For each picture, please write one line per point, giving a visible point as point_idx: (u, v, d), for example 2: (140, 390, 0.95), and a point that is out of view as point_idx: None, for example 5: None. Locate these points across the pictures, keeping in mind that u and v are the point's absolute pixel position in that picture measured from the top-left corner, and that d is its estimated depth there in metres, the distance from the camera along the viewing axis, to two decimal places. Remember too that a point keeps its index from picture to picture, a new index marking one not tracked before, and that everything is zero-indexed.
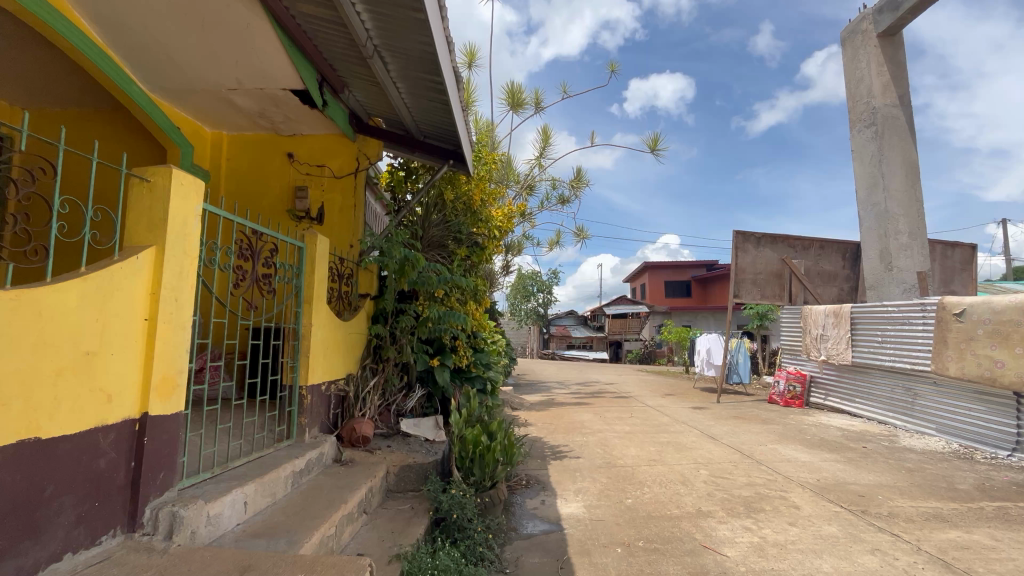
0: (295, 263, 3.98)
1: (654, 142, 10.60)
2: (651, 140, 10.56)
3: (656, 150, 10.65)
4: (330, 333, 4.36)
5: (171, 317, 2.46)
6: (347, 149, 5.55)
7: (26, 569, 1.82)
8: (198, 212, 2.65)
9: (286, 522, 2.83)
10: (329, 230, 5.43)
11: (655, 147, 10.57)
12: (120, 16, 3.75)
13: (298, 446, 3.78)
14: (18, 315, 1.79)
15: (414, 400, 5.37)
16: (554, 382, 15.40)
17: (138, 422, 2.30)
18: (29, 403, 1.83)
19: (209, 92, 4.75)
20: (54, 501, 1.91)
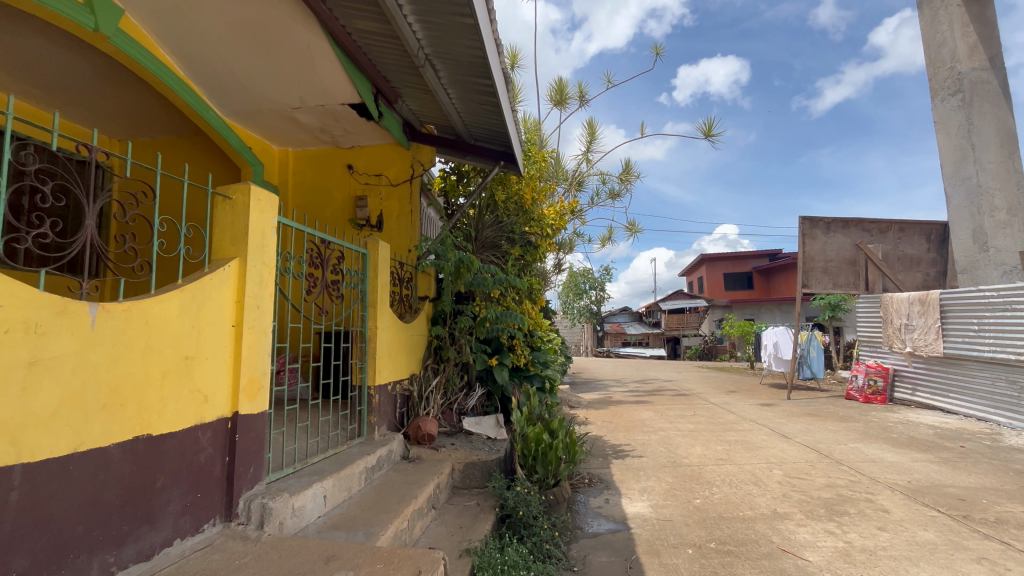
0: (360, 269, 4.18)
1: (708, 127, 10.19)
2: (705, 126, 10.16)
3: (711, 135, 10.23)
4: (393, 335, 4.54)
5: (255, 323, 2.67)
6: (402, 157, 5.74)
7: (145, 553, 2.02)
8: (274, 225, 2.85)
9: (362, 515, 2.97)
10: (388, 236, 5.65)
11: (709, 132, 10.17)
12: (197, 47, 4.10)
13: (368, 443, 3.97)
14: (130, 324, 1.98)
15: (474, 399, 5.48)
16: (611, 380, 15.13)
17: (231, 420, 2.51)
18: (141, 403, 2.02)
19: (276, 113, 5.07)
20: (164, 492, 2.11)
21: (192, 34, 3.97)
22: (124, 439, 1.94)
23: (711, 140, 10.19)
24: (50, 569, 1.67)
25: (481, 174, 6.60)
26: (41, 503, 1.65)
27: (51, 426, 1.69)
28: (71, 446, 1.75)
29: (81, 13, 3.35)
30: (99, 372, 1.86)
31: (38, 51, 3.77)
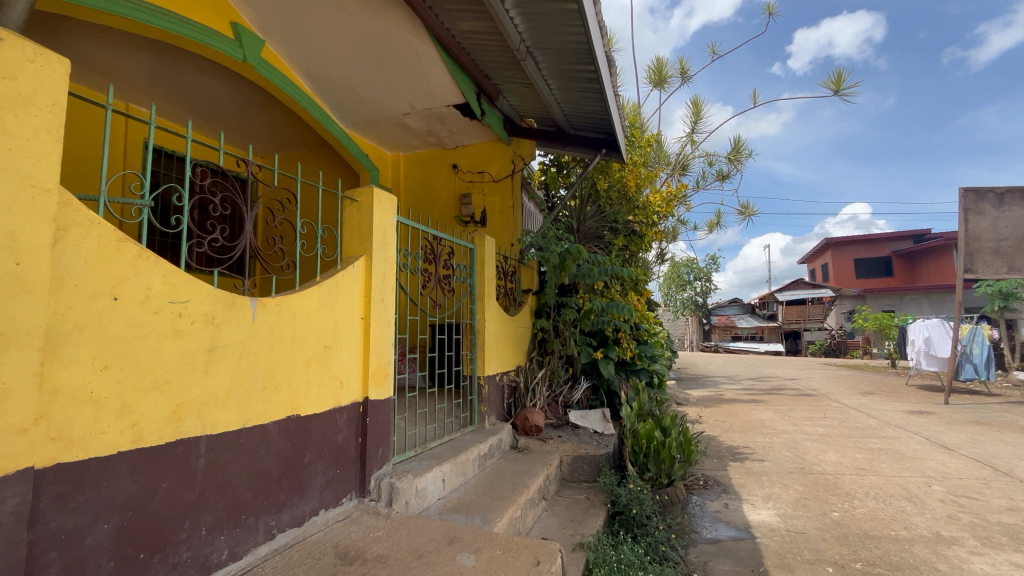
0: (468, 264, 4.33)
1: (838, 80, 8.95)
2: (836, 79, 8.93)
3: (842, 90, 8.98)
4: (499, 328, 4.65)
5: (380, 315, 2.88)
6: (503, 153, 5.84)
7: (298, 519, 2.27)
8: (395, 225, 3.04)
9: (478, 501, 3.09)
10: (492, 232, 5.80)
11: (840, 86, 8.93)
12: (322, 65, 4.51)
13: (480, 432, 4.11)
14: (281, 316, 2.22)
15: (580, 392, 5.42)
16: (722, 376, 14.10)
17: (362, 405, 2.74)
18: (291, 387, 2.27)
19: (389, 120, 5.42)
20: (311, 466, 2.36)
21: (318, 53, 4.37)
22: (279, 418, 2.19)
23: (843, 95, 8.93)
24: (228, 527, 1.94)
25: (581, 164, 6.49)
26: (220, 470, 1.91)
27: (226, 403, 1.95)
28: (240, 422, 2.01)
29: (232, 47, 3.87)
30: (259, 359, 2.11)
31: (201, 84, 4.41)
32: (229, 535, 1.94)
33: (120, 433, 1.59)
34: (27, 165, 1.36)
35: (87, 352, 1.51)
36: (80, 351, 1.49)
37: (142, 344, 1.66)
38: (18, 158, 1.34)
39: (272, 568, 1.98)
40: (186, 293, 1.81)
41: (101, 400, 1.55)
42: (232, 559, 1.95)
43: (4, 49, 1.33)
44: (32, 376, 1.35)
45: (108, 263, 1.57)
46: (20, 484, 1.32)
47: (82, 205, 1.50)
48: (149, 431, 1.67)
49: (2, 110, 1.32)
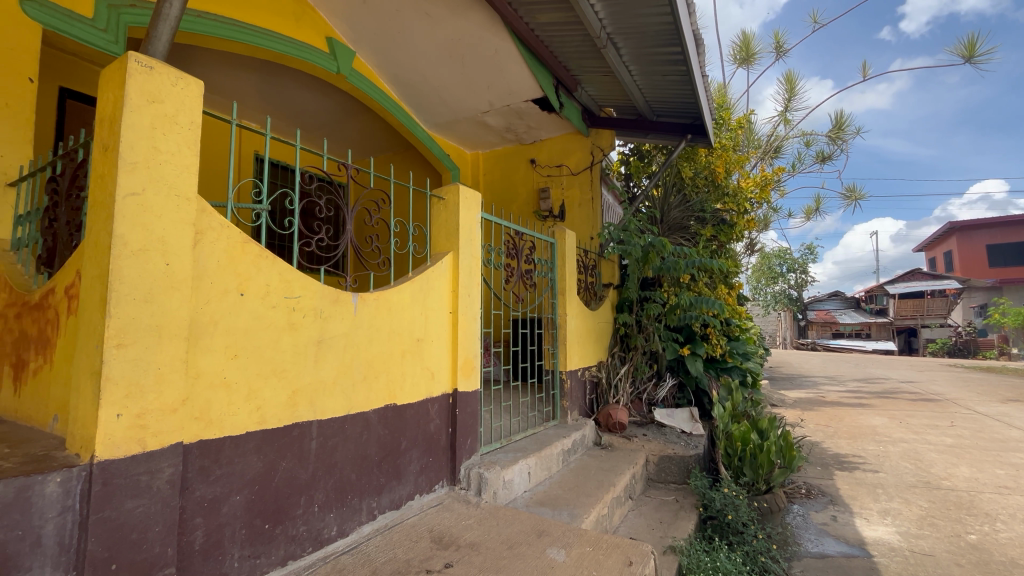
0: (549, 258, 4.32)
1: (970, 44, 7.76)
2: (967, 45, 7.75)
3: (974, 57, 7.76)
4: (580, 323, 4.60)
5: (467, 310, 2.96)
6: (582, 145, 5.74)
7: (396, 502, 2.40)
8: (480, 221, 3.10)
9: (564, 496, 3.07)
10: (571, 226, 5.74)
11: (972, 53, 7.73)
12: (407, 71, 4.71)
13: (562, 427, 4.09)
14: (379, 311, 2.35)
15: (665, 390, 5.20)
16: (822, 377, 12.89)
17: (452, 396, 2.84)
18: (388, 377, 2.40)
19: (469, 120, 5.54)
20: (407, 453, 2.48)
21: (403, 59, 4.57)
22: (378, 406, 2.32)
23: (974, 63, 7.72)
24: (337, 505, 2.09)
25: (664, 152, 6.20)
26: (329, 452, 2.07)
27: (334, 390, 2.11)
28: (345, 408, 2.15)
29: (328, 61, 4.16)
30: (361, 350, 2.25)
31: (301, 97, 4.79)
32: (338, 513, 2.09)
33: (247, 416, 1.76)
34: (173, 177, 1.54)
35: (221, 342, 1.70)
36: (216, 341, 1.68)
37: (264, 335, 1.83)
38: (166, 171, 1.53)
39: (375, 547, 2.11)
40: (299, 288, 1.97)
41: (232, 385, 1.72)
42: (341, 535, 2.10)
43: (152, 75, 1.51)
44: (180, 363, 1.54)
45: (236, 262, 1.74)
46: (172, 457, 1.51)
47: (215, 210, 1.67)
48: (271, 414, 1.84)
49: (153, 130, 1.51)
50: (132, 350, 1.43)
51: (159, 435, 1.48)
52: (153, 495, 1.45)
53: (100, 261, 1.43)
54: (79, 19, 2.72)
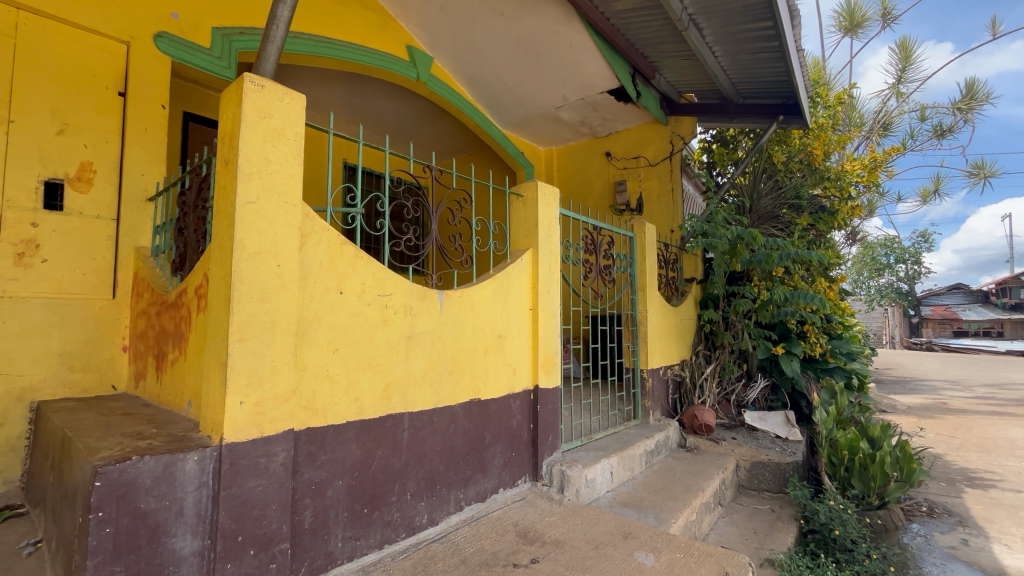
0: (628, 253, 4.19)
1: None
2: None
3: None
4: (662, 319, 4.43)
5: (547, 306, 2.95)
6: (661, 135, 5.52)
7: (481, 494, 2.46)
8: (558, 217, 3.08)
9: (650, 498, 2.97)
10: (650, 219, 5.54)
11: None
12: (482, 72, 4.80)
13: (645, 427, 3.96)
14: (462, 307, 2.41)
15: (756, 391, 4.85)
16: (943, 381, 11.40)
17: (533, 392, 2.85)
18: (472, 372, 2.45)
19: (544, 116, 5.53)
20: (490, 447, 2.53)
21: (479, 61, 4.66)
22: (463, 401, 2.38)
23: None
24: (427, 494, 2.17)
25: (751, 135, 5.72)
26: (420, 444, 2.16)
27: (423, 384, 2.19)
28: (433, 402, 2.23)
29: (409, 68, 4.35)
30: (447, 346, 2.32)
31: (384, 105, 5.05)
32: (428, 502, 2.17)
33: (347, 406, 1.88)
34: (281, 185, 1.68)
35: (324, 337, 1.82)
36: (320, 336, 1.81)
37: (361, 331, 1.95)
38: (276, 180, 1.67)
39: (463, 537, 2.17)
40: (390, 287, 2.07)
41: (334, 377, 1.85)
42: (431, 523, 2.19)
43: (264, 93, 1.66)
44: (290, 356, 1.68)
45: (335, 263, 1.86)
46: (286, 442, 1.65)
47: (317, 215, 1.80)
48: (368, 405, 1.95)
49: (265, 143, 1.65)
50: (251, 343, 1.57)
51: (274, 422, 1.62)
52: (270, 476, 1.60)
53: (224, 263, 1.59)
54: (200, 49, 3.06)
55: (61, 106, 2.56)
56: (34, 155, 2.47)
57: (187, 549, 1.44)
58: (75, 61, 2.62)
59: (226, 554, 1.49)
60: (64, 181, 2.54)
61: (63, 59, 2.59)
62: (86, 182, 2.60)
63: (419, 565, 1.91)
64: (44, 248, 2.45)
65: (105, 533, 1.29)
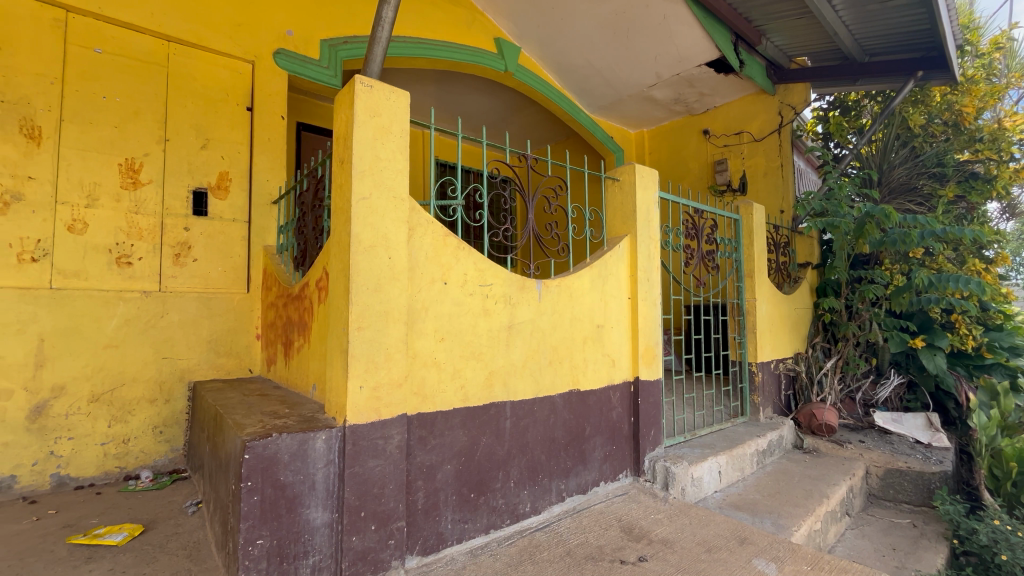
0: (733, 237, 3.88)
1: None
2: None
3: None
4: (773, 309, 4.06)
5: (647, 295, 2.81)
6: (768, 106, 5.03)
7: (582, 486, 2.42)
8: (658, 201, 2.92)
9: (766, 502, 2.74)
10: (756, 199, 5.09)
11: None
12: (570, 56, 4.69)
13: (754, 425, 3.66)
14: (560, 297, 2.37)
15: (889, 389, 4.27)
16: None
17: (633, 384, 2.74)
18: (572, 363, 2.41)
19: (634, 97, 5.28)
20: (591, 439, 2.48)
21: (567, 45, 4.56)
22: (563, 391, 2.36)
23: None
24: (530, 483, 2.18)
25: (879, 97, 4.93)
26: (522, 432, 2.17)
27: (524, 373, 2.19)
28: (534, 391, 2.23)
29: (497, 61, 4.37)
30: (546, 336, 2.30)
31: (473, 100, 5.13)
32: (531, 490, 2.18)
33: (454, 393, 1.93)
34: (390, 181, 1.75)
35: (431, 327, 1.89)
36: (428, 325, 1.87)
37: (465, 320, 1.99)
38: (385, 176, 1.74)
39: (567, 528, 2.15)
40: (491, 277, 2.09)
41: (441, 364, 1.91)
42: (534, 512, 2.19)
43: (373, 93, 1.73)
44: (402, 344, 1.76)
45: (440, 254, 1.92)
46: (400, 425, 1.73)
47: (423, 208, 1.86)
48: (472, 393, 1.99)
49: (375, 141, 1.73)
50: (368, 332, 1.66)
51: (390, 406, 1.71)
52: (388, 457, 1.69)
53: (343, 257, 1.69)
54: (311, 61, 3.30)
55: (203, 124, 2.90)
56: (184, 168, 2.82)
57: (319, 520, 1.57)
58: (213, 83, 2.95)
59: (351, 527, 1.60)
60: (207, 190, 2.89)
61: (204, 82, 2.93)
62: (224, 190, 2.94)
63: (525, 553, 1.92)
64: (194, 249, 2.81)
65: (253, 500, 1.45)
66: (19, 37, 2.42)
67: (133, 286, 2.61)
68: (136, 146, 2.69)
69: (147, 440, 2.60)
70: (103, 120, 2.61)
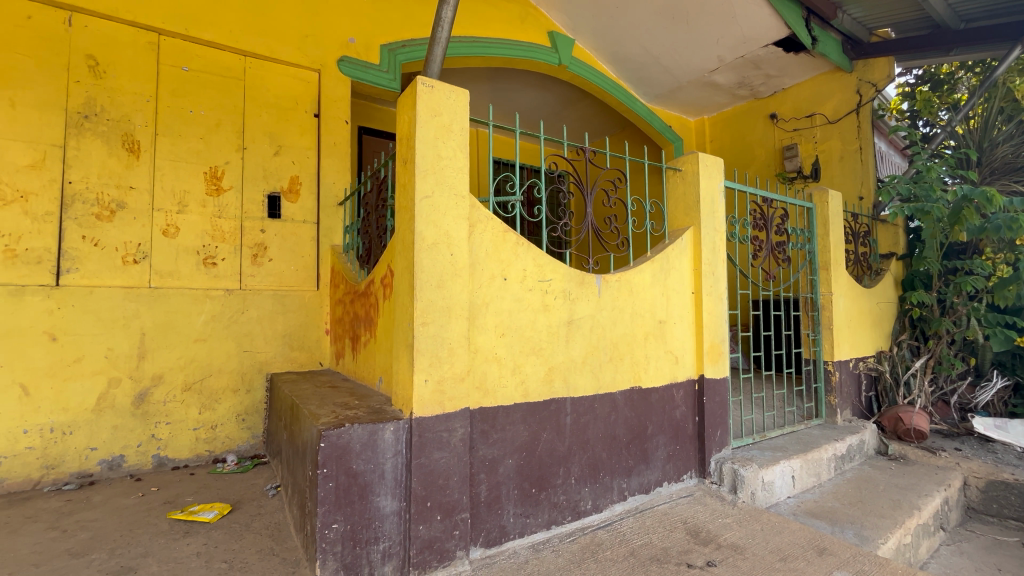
0: (806, 227, 3.64)
1: None
2: None
3: None
4: (852, 303, 3.76)
5: (713, 289, 2.69)
6: (844, 85, 4.66)
7: (644, 485, 2.36)
8: (723, 191, 2.79)
9: (847, 511, 2.55)
10: (831, 185, 4.74)
11: None
12: (625, 45, 4.57)
13: (831, 428, 3.42)
14: (621, 292, 2.32)
15: (989, 393, 3.84)
16: None
17: (697, 382, 2.64)
18: (633, 359, 2.36)
19: (694, 83, 5.06)
20: (653, 438, 2.41)
21: (622, 33, 4.44)
22: (624, 388, 2.31)
23: None
24: (591, 480, 2.16)
25: (977, 68, 4.40)
26: (582, 429, 2.15)
27: (584, 369, 2.17)
28: (594, 388, 2.20)
29: (551, 54, 4.33)
30: (606, 331, 2.26)
31: (526, 96, 5.12)
32: (592, 488, 2.16)
33: (515, 388, 1.95)
34: (452, 179, 1.79)
35: (492, 322, 1.91)
36: (488, 321, 1.89)
37: (524, 315, 1.99)
38: (447, 174, 1.78)
39: (629, 528, 2.11)
40: (550, 272, 2.08)
41: (502, 359, 1.92)
42: (595, 510, 2.17)
43: (434, 93, 1.77)
44: (464, 339, 1.79)
45: (499, 250, 1.93)
46: (463, 419, 1.76)
47: (483, 205, 1.88)
48: (533, 388, 2.00)
49: (436, 140, 1.76)
50: (432, 327, 1.71)
51: (453, 399, 1.75)
52: (452, 449, 1.73)
53: (407, 255, 1.74)
54: (372, 66, 3.42)
55: (276, 131, 3.09)
56: (260, 174, 3.02)
57: (389, 508, 1.63)
58: (284, 92, 3.13)
59: (418, 517, 1.65)
60: (280, 194, 3.07)
61: (276, 92, 3.11)
62: (295, 193, 3.12)
63: (587, 550, 1.91)
64: (270, 249, 3.00)
65: (329, 487, 1.53)
66: (120, 60, 2.68)
67: (217, 285, 2.83)
68: (219, 155, 2.91)
69: (232, 427, 2.81)
70: (190, 133, 2.84)
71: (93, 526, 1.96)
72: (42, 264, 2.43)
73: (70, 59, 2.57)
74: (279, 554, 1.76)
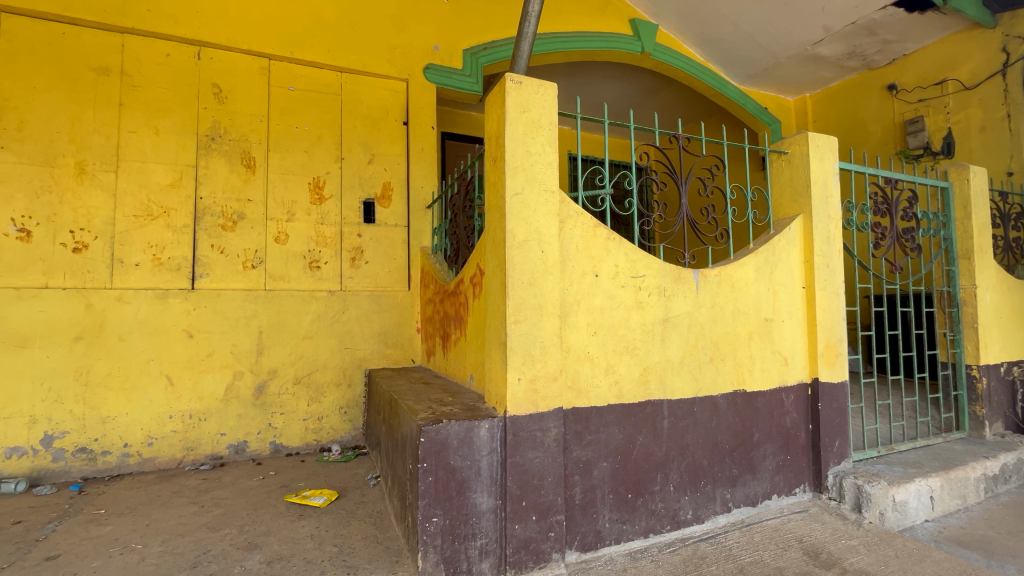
0: (940, 210, 3.16)
1: None
2: None
3: None
4: (1003, 298, 3.21)
5: (828, 283, 2.41)
6: (985, 43, 3.99)
7: (751, 497, 2.18)
8: (838, 173, 2.49)
9: (1006, 542, 2.16)
10: (969, 161, 4.08)
11: None
12: (714, 24, 4.27)
13: (977, 443, 2.93)
14: (721, 288, 2.16)
15: None
16: None
17: (811, 387, 2.38)
18: (736, 360, 2.18)
19: (795, 58, 4.61)
20: (760, 446, 2.21)
21: (710, 13, 4.16)
22: (727, 391, 2.14)
23: None
24: (691, 489, 2.03)
25: None
26: (681, 434, 2.02)
27: (682, 370, 2.04)
28: (693, 391, 2.06)
29: (633, 43, 4.17)
30: (706, 330, 2.11)
31: (607, 88, 4.98)
32: (692, 497, 2.03)
33: (608, 389, 1.88)
34: (541, 175, 1.76)
35: (584, 321, 1.85)
36: (581, 319, 1.84)
37: (617, 313, 1.91)
38: (536, 171, 1.75)
39: (736, 542, 1.95)
40: (643, 268, 1.98)
41: (595, 359, 1.86)
42: (696, 520, 2.04)
43: (522, 89, 1.75)
44: (557, 337, 1.75)
45: (590, 246, 1.87)
46: (556, 419, 1.73)
47: (573, 200, 1.83)
48: (627, 389, 1.91)
49: (525, 136, 1.75)
50: (524, 325, 1.69)
51: (546, 399, 1.72)
52: (546, 449, 1.71)
53: (498, 253, 1.74)
54: (456, 71, 3.50)
55: (370, 141, 3.26)
56: (356, 182, 3.21)
57: (485, 505, 1.64)
58: (376, 103, 3.31)
59: (514, 515, 1.65)
60: (374, 200, 3.24)
61: (369, 104, 3.29)
62: (387, 198, 3.27)
63: (690, 563, 1.79)
64: (366, 252, 3.18)
65: (429, 481, 1.57)
66: (238, 85, 2.98)
67: (322, 286, 3.06)
68: (321, 166, 3.14)
69: (336, 419, 3.02)
70: (297, 146, 3.09)
71: (224, 503, 2.19)
72: (181, 270, 2.77)
73: (199, 88, 2.90)
74: (383, 543, 1.84)
